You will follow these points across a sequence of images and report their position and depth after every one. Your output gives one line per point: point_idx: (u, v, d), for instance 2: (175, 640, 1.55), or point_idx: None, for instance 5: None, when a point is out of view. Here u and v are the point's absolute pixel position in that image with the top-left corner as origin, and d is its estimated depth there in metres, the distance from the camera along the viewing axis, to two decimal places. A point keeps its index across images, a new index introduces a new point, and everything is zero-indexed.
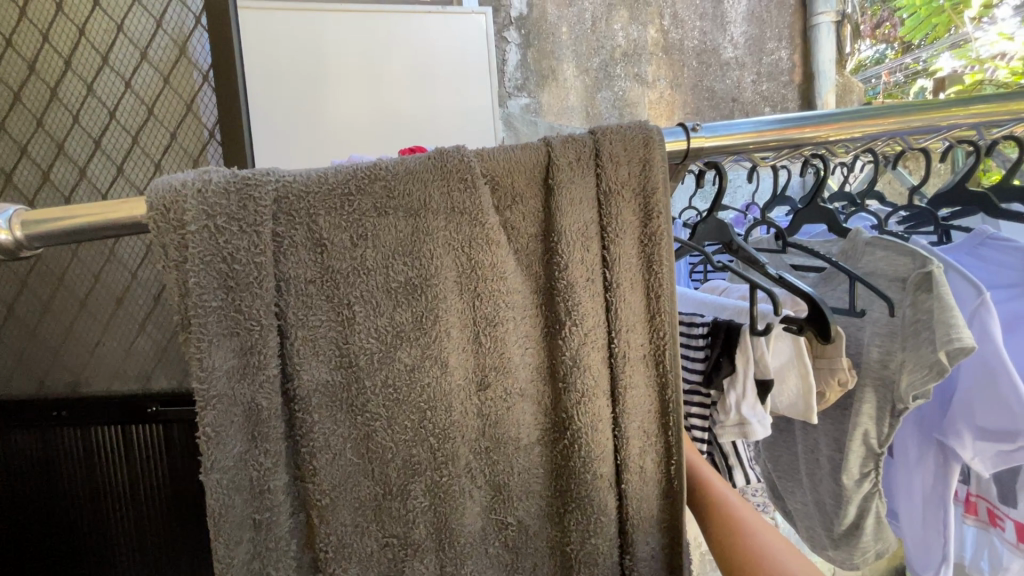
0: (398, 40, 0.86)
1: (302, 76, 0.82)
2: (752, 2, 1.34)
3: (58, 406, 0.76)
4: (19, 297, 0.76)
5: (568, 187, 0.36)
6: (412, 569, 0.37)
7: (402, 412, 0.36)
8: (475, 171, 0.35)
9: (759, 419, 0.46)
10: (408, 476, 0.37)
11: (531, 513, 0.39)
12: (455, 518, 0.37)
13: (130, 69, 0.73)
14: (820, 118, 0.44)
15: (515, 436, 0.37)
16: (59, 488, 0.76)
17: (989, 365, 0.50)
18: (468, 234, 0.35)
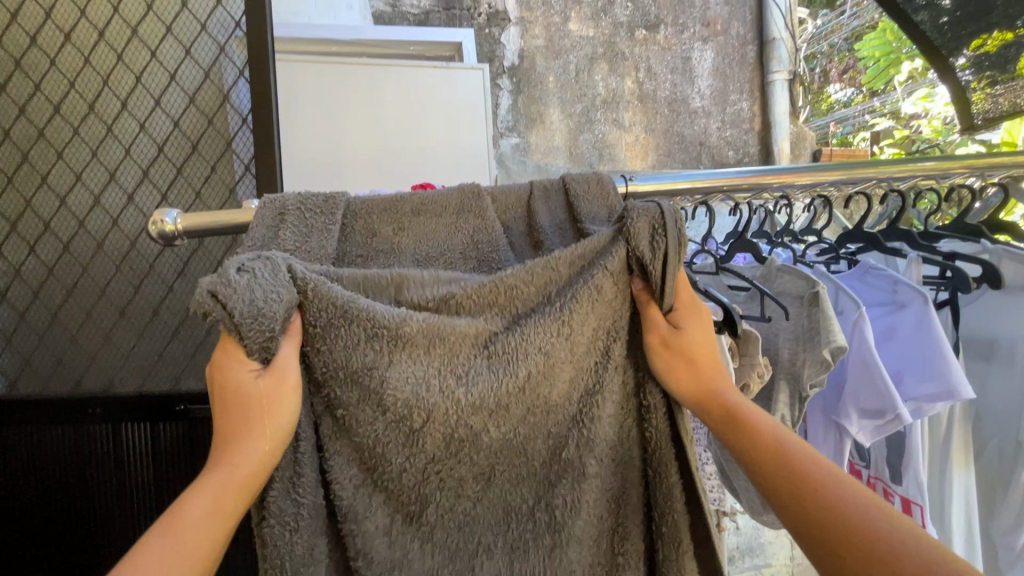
0: (406, 88, 1.00)
1: (323, 116, 0.96)
2: (717, 60, 1.52)
3: (93, 403, 0.84)
4: (64, 305, 0.86)
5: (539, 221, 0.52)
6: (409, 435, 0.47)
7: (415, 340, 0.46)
8: (475, 202, 0.53)
9: None
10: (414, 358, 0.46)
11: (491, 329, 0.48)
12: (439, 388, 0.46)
13: (178, 110, 0.85)
14: (733, 172, 0.59)
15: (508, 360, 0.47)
16: (88, 478, 0.84)
17: (863, 355, 0.63)
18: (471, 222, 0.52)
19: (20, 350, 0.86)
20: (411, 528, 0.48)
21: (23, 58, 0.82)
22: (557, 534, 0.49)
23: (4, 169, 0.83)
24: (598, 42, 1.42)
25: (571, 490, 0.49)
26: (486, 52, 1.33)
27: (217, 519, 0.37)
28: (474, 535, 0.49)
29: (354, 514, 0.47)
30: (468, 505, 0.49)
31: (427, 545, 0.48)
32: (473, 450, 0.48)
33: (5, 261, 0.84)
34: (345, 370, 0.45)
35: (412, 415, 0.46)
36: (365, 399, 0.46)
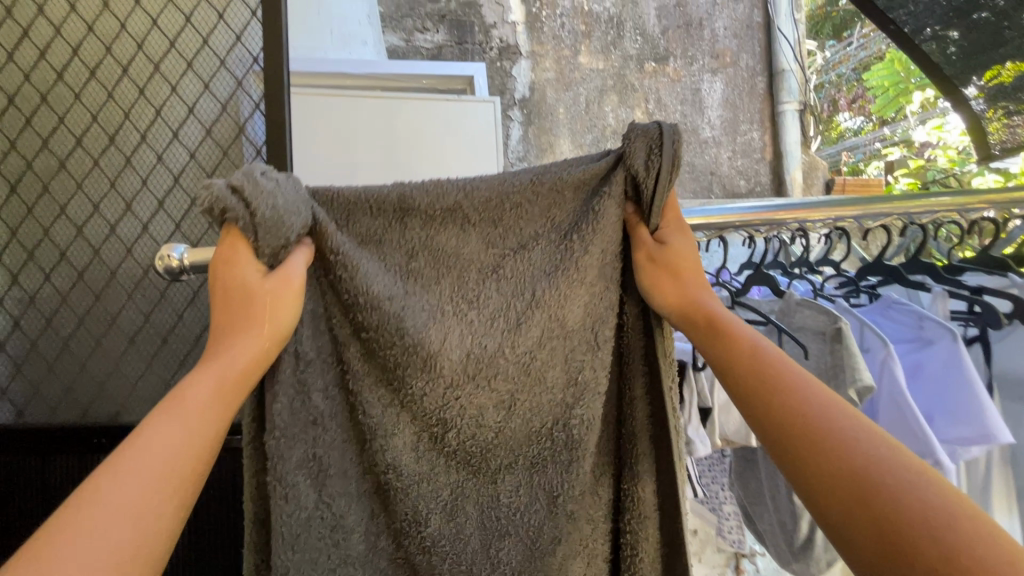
0: (420, 120, 1.01)
1: (339, 148, 0.98)
2: (726, 91, 1.53)
3: (99, 434, 0.84)
4: (75, 333, 0.86)
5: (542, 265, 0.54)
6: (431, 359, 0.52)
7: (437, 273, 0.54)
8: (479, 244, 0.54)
9: (700, 439, 0.61)
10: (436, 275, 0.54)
11: (502, 279, 0.54)
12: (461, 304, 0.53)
13: (195, 142, 0.86)
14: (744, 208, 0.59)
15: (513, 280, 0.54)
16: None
17: (894, 393, 0.61)
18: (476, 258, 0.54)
19: (29, 378, 0.86)
20: (436, 448, 0.53)
21: (49, 92, 0.85)
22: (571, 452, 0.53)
23: (25, 199, 0.85)
24: (608, 74, 1.44)
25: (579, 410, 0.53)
26: (497, 85, 1.36)
27: (217, 409, 0.42)
28: (494, 458, 0.53)
29: (381, 430, 0.52)
30: (490, 431, 0.52)
31: (451, 463, 0.53)
32: (490, 371, 0.52)
33: (20, 290, 0.85)
34: (374, 294, 0.51)
35: (434, 340, 0.52)
36: (385, 324, 0.51)
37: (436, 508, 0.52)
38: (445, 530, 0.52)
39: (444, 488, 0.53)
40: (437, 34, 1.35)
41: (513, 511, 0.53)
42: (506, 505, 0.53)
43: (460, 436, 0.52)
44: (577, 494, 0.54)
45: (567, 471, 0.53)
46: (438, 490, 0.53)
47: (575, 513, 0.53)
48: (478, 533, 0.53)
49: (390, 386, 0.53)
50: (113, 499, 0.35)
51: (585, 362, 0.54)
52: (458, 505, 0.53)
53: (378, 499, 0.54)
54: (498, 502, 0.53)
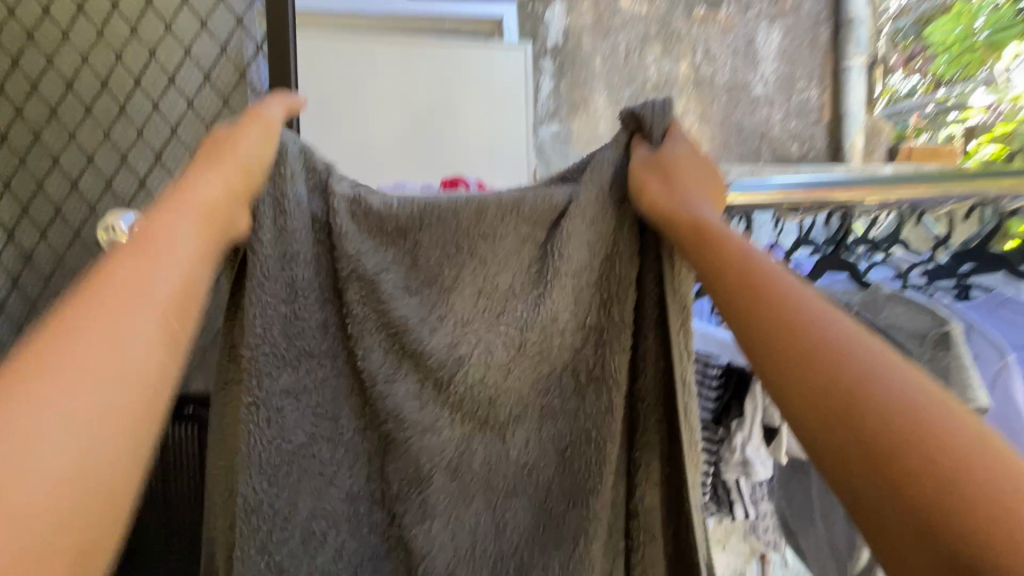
0: (442, 70, 0.91)
1: (348, 97, 0.87)
2: (784, 42, 1.37)
3: None
4: None
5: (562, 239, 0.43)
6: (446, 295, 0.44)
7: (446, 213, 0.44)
8: (490, 211, 0.44)
9: (761, 460, 0.53)
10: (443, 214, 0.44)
11: (514, 226, 0.44)
12: (473, 247, 0.44)
13: (193, 89, 0.78)
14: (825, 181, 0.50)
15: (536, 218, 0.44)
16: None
17: (1009, 420, 0.55)
18: (482, 227, 0.44)
19: None
20: (441, 395, 0.43)
21: (36, 29, 0.77)
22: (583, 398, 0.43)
23: (18, 150, 0.80)
24: (653, 20, 1.29)
25: (594, 350, 0.43)
26: (527, 31, 1.22)
27: (187, 288, 0.34)
28: (503, 408, 0.43)
29: (377, 376, 0.44)
30: (497, 376, 0.43)
31: (455, 415, 0.43)
32: (502, 308, 0.43)
33: (17, 248, 0.80)
34: (376, 214, 0.45)
35: (444, 272, 0.44)
36: (401, 258, 0.45)
37: (440, 465, 0.43)
38: (448, 493, 0.43)
39: (444, 447, 0.43)
40: None
41: (523, 463, 0.43)
42: (514, 461, 0.43)
43: (465, 380, 0.43)
44: (604, 457, 0.42)
45: (582, 427, 0.43)
46: (439, 449, 0.43)
47: (598, 482, 0.42)
48: (481, 494, 0.43)
49: (391, 314, 0.44)
50: (67, 399, 0.27)
51: (610, 286, 0.44)
52: (463, 465, 0.43)
53: (377, 453, 0.45)
54: (506, 456, 0.43)
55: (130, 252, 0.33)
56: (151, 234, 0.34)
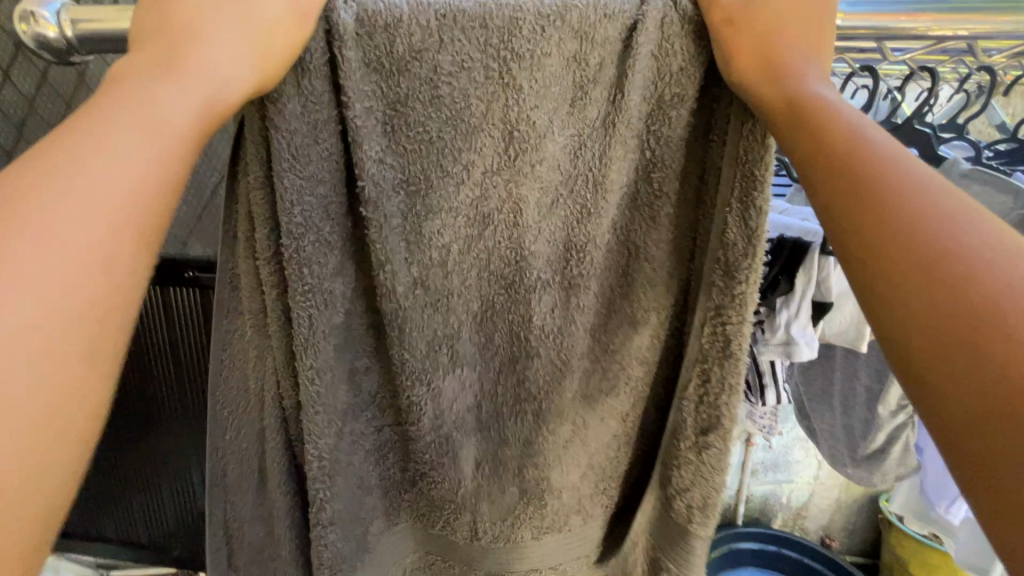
0: None
1: None
2: None
3: None
4: None
5: (609, 71, 0.37)
6: (479, 141, 0.37)
7: (474, 34, 0.35)
8: (526, 22, 0.35)
9: (804, 340, 0.52)
10: (467, 31, 0.35)
11: (558, 44, 0.36)
12: (507, 74, 0.36)
13: None
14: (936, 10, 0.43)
15: (585, 44, 0.36)
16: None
17: None
18: (517, 43, 0.35)
19: None
20: (470, 253, 0.40)
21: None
22: (612, 266, 0.42)
23: None
24: None
25: (622, 217, 0.41)
26: None
27: (190, 135, 0.29)
28: (531, 267, 0.40)
29: (381, 225, 0.38)
30: (530, 237, 0.40)
31: (482, 272, 0.40)
32: (540, 155, 0.38)
33: None
34: (379, 14, 0.34)
35: (470, 105, 0.36)
36: (418, 94, 0.36)
37: (468, 318, 0.41)
38: (476, 345, 0.42)
39: (472, 299, 0.41)
40: None
41: (548, 330, 0.41)
42: (539, 326, 0.41)
43: (496, 239, 0.40)
44: (636, 317, 0.43)
45: (607, 295, 0.43)
46: (467, 302, 0.41)
47: (628, 342, 0.43)
48: (507, 349, 0.42)
49: (410, 159, 0.37)
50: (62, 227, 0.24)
51: (650, 145, 0.39)
52: (490, 319, 0.42)
53: (392, 324, 0.40)
54: (529, 321, 0.41)
55: (117, 97, 0.28)
56: (142, 94, 0.28)
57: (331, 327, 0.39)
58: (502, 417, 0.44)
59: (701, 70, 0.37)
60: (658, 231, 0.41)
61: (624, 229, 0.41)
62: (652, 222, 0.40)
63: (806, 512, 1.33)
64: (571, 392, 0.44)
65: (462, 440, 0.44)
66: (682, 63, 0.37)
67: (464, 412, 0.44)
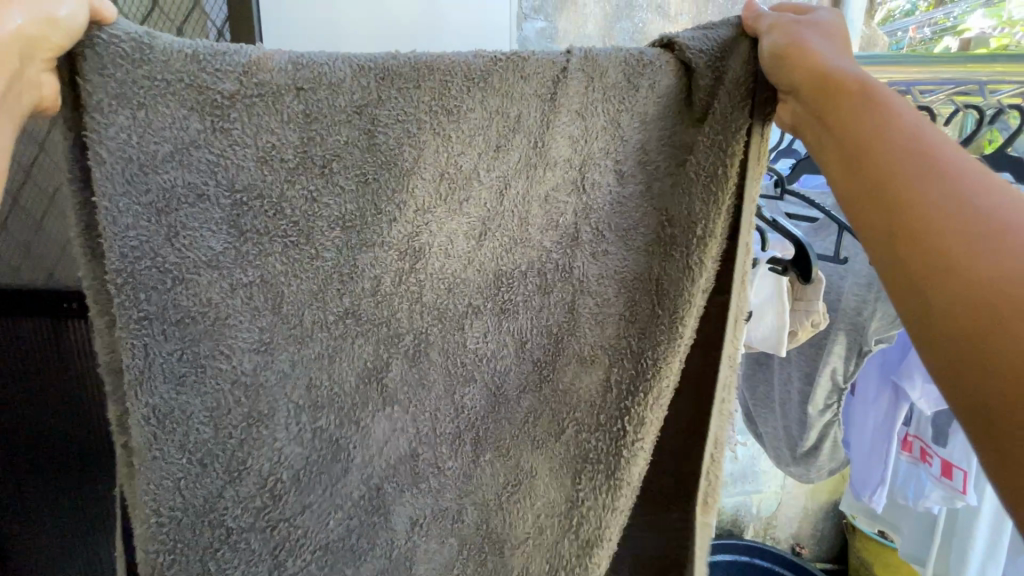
0: None
1: None
2: None
3: (71, 298, 0.70)
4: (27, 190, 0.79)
5: (534, 121, 0.42)
6: (412, 184, 0.42)
7: (416, 98, 0.40)
8: (455, 82, 0.40)
9: None
10: (400, 93, 0.40)
11: (483, 101, 0.41)
12: (445, 130, 0.41)
13: None
14: None
15: (521, 108, 0.41)
16: (69, 385, 0.73)
17: None
18: (447, 99, 0.40)
19: None
20: (409, 278, 0.43)
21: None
22: (547, 302, 0.45)
23: None
24: None
25: (566, 254, 0.44)
26: None
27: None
28: (463, 298, 0.44)
29: (339, 273, 0.42)
30: (458, 266, 0.44)
31: (416, 304, 0.44)
32: (467, 194, 0.42)
33: None
34: (314, 65, 0.39)
35: (404, 150, 0.41)
36: (361, 148, 0.41)
37: (402, 352, 0.44)
38: (408, 381, 0.45)
39: (404, 333, 0.44)
40: None
41: (481, 356, 0.45)
42: (472, 350, 0.45)
43: (430, 268, 0.43)
44: (585, 351, 0.46)
45: (553, 333, 0.46)
46: (399, 334, 0.44)
47: (576, 381, 0.46)
48: (444, 380, 0.45)
49: (349, 201, 0.41)
50: None
51: (586, 192, 0.44)
52: (423, 348, 0.44)
53: (317, 360, 0.43)
54: (463, 347, 0.45)
55: None
56: None
57: (185, 356, 0.41)
58: (437, 460, 0.46)
59: (631, 125, 0.43)
60: (609, 271, 0.45)
61: (573, 271, 0.45)
62: (596, 260, 0.45)
63: (776, 523, 1.37)
64: (508, 428, 0.47)
65: (393, 494, 0.46)
66: (606, 123, 0.42)
67: (391, 459, 0.45)
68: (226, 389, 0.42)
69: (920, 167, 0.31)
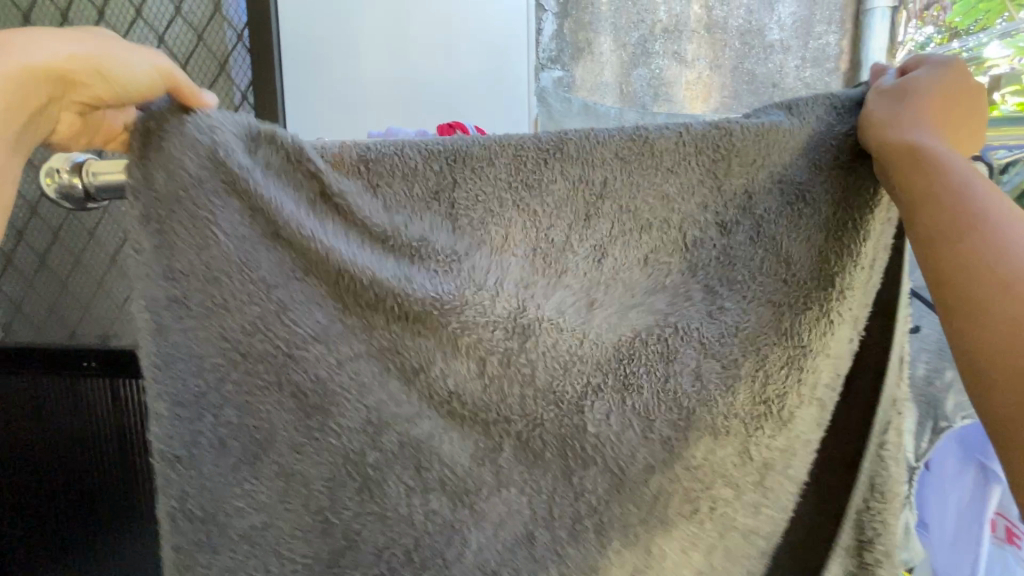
0: (438, 8, 0.82)
1: (347, 41, 0.81)
2: None
3: (89, 356, 0.71)
4: (51, 249, 0.79)
5: (620, 184, 0.38)
6: (463, 309, 0.37)
7: (472, 211, 0.37)
8: (530, 156, 0.37)
9: None
10: (458, 207, 0.37)
11: (520, 192, 0.37)
12: (488, 234, 0.37)
13: (163, 25, 0.82)
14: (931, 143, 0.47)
15: (562, 191, 0.37)
16: (75, 442, 0.72)
17: None
18: (524, 174, 0.37)
19: (11, 296, 0.79)
20: (451, 407, 0.38)
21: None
22: (673, 369, 0.38)
23: None
24: None
25: (634, 372, 0.38)
26: None
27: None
28: (580, 376, 0.38)
29: (386, 406, 0.37)
30: (522, 393, 0.38)
31: (470, 435, 0.38)
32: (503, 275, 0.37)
33: None
34: (379, 180, 0.36)
35: (463, 260, 0.37)
36: (426, 275, 0.37)
37: (449, 474, 0.38)
38: (450, 465, 0.38)
39: (515, 417, 0.38)
40: None
41: (531, 468, 0.38)
42: (517, 475, 0.38)
43: (476, 397, 0.38)
44: (719, 422, 0.38)
45: (684, 404, 0.38)
46: (508, 419, 0.38)
47: (710, 457, 0.38)
48: (471, 521, 0.38)
49: (438, 283, 0.37)
50: None
51: (671, 319, 0.38)
52: (481, 471, 0.38)
53: (426, 449, 0.37)
54: (515, 464, 0.38)
55: None
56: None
57: (234, 477, 0.36)
58: (554, 547, 0.38)
59: (691, 215, 0.38)
60: (705, 394, 0.38)
61: (692, 336, 0.38)
62: (713, 318, 0.38)
63: None
64: (636, 512, 0.38)
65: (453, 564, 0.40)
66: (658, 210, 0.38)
67: (511, 542, 0.38)
68: (232, 527, 0.36)
69: (986, 254, 0.28)
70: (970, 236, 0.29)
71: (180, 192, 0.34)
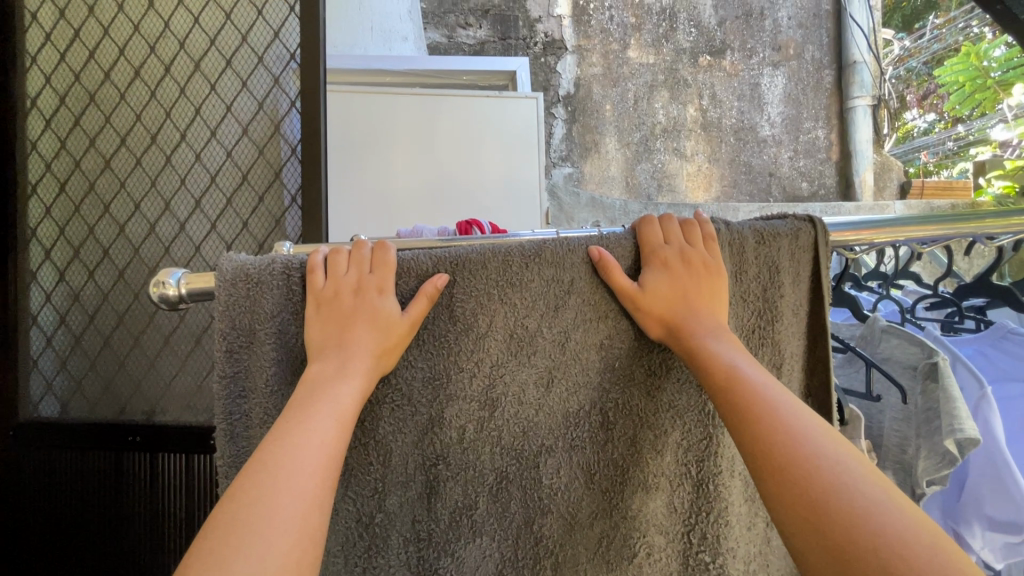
0: (458, 123, 0.96)
1: (376, 150, 0.94)
2: (787, 86, 2.13)
3: (133, 432, 0.81)
4: (114, 332, 0.84)
5: (586, 281, 0.41)
6: (458, 393, 0.41)
7: (470, 308, 0.41)
8: (515, 258, 0.40)
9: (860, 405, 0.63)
10: (457, 303, 0.41)
11: (503, 292, 0.41)
12: (472, 322, 0.41)
13: (232, 141, 0.83)
14: (930, 219, 0.44)
15: (530, 276, 0.41)
16: (116, 513, 0.81)
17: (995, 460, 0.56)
18: (508, 274, 0.41)
19: (72, 373, 0.84)
20: (440, 482, 0.42)
21: (96, 91, 0.83)
22: (611, 434, 0.43)
23: (74, 198, 0.83)
24: None
25: (591, 442, 0.42)
26: None
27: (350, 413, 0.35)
28: (536, 438, 0.42)
29: (386, 479, 0.41)
30: (494, 461, 0.42)
31: (459, 505, 0.42)
32: (478, 351, 0.41)
33: (66, 287, 0.83)
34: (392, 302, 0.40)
35: (449, 345, 0.41)
36: (423, 363, 0.41)
37: (415, 536, 0.42)
38: (420, 515, 0.42)
39: (486, 473, 0.42)
40: (480, 31, 1.86)
41: (493, 517, 0.42)
42: (467, 517, 0.42)
43: (458, 468, 0.42)
44: (649, 479, 0.43)
45: (622, 464, 0.43)
46: (482, 474, 0.42)
47: (643, 509, 0.43)
48: (426, 552, 0.42)
49: (435, 359, 0.41)
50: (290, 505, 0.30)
51: (629, 395, 0.43)
52: (465, 526, 0.42)
53: (421, 499, 0.42)
54: (480, 522, 0.42)
55: (305, 400, 0.34)
56: (317, 391, 0.35)
57: None
58: None
59: None
60: (659, 457, 0.43)
61: (632, 409, 0.43)
62: (651, 396, 0.43)
63: None
64: (587, 556, 0.43)
65: None
66: None
67: None
68: None
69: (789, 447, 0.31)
70: (763, 421, 0.33)
71: (254, 326, 0.39)
